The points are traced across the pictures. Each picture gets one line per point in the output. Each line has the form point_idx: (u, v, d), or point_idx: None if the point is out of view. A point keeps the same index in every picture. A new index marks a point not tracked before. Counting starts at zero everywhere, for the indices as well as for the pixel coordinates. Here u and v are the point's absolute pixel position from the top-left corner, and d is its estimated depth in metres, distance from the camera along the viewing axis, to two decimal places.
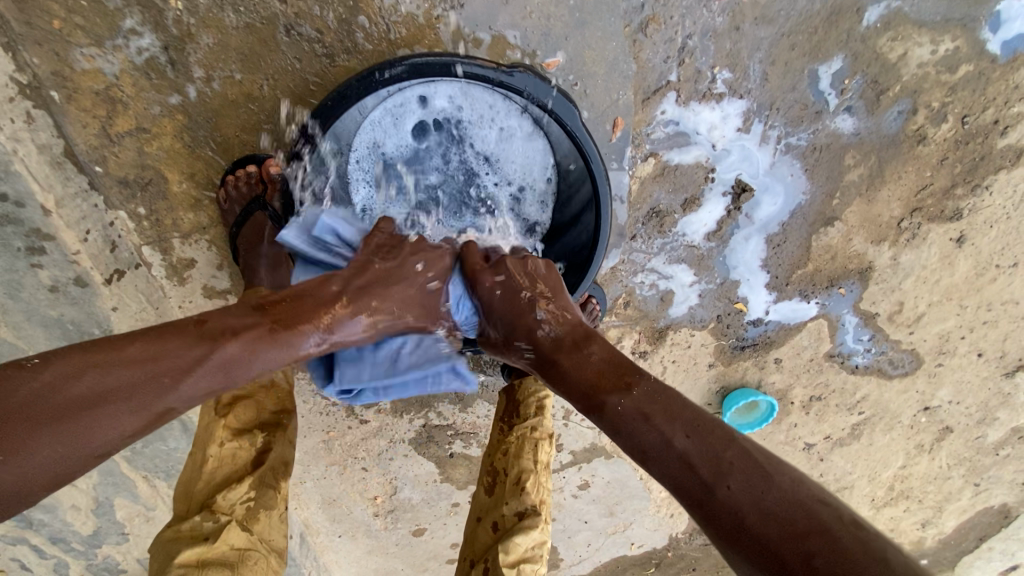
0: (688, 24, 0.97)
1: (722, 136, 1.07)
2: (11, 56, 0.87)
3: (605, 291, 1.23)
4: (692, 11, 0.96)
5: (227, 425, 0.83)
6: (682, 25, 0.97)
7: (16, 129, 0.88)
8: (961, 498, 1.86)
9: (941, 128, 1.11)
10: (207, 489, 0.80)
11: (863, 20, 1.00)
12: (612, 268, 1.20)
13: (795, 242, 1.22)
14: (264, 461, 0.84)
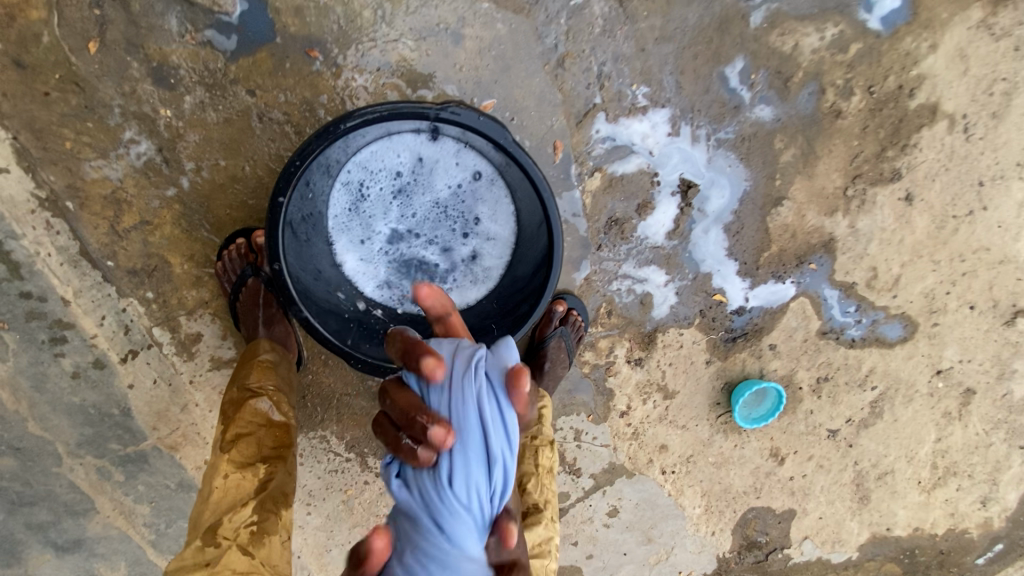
0: (599, 54, 1.13)
1: (656, 142, 1.19)
2: (31, 176, 1.02)
3: (585, 302, 1.30)
4: (599, 43, 1.12)
5: (230, 459, 0.92)
6: (594, 55, 1.13)
7: (38, 236, 1.03)
8: (1012, 465, 1.78)
9: (852, 101, 1.23)
10: (212, 516, 0.89)
11: (750, 24, 1.15)
12: (586, 278, 1.28)
13: (752, 227, 1.30)
14: (264, 489, 0.92)
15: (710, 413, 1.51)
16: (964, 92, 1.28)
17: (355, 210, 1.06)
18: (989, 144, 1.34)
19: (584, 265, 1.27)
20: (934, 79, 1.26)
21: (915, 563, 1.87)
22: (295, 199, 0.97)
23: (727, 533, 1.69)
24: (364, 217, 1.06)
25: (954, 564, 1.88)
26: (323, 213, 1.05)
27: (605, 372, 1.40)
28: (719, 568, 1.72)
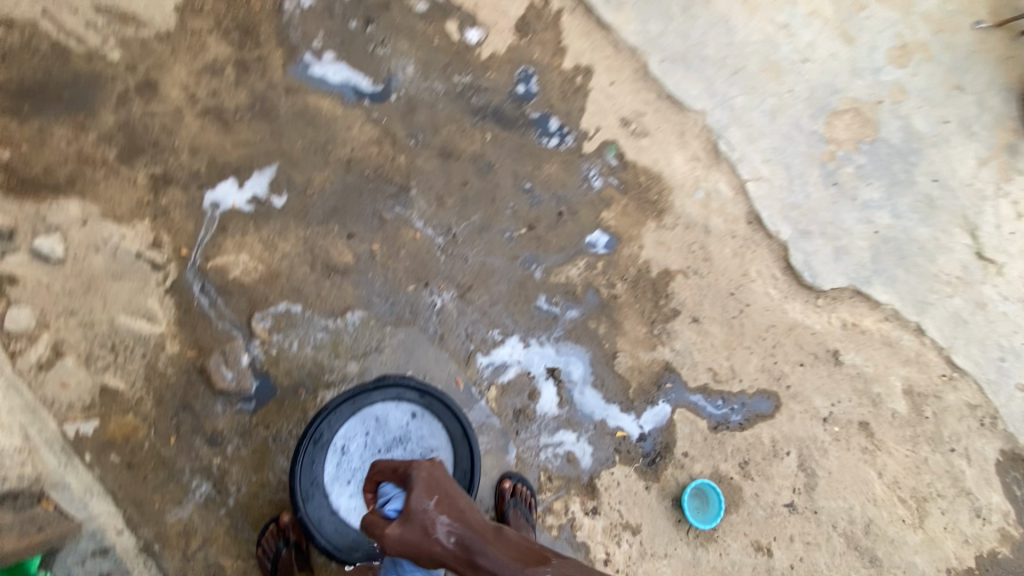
0: (461, 323, 1.89)
1: (519, 353, 1.90)
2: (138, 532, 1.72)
3: (527, 474, 1.81)
4: (459, 319, 1.90)
5: None
6: (460, 326, 1.89)
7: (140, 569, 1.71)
8: (965, 470, 2.12)
9: (619, 287, 2.05)
10: None
11: (536, 276, 1.99)
12: (520, 456, 1.82)
13: (609, 378, 1.93)
14: None
15: (679, 531, 1.85)
16: (679, 256, 2.14)
17: (343, 468, 1.61)
18: (716, 273, 2.15)
19: (513, 449, 1.83)
20: (657, 258, 2.12)
21: None
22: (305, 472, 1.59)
23: None
24: (351, 471, 1.62)
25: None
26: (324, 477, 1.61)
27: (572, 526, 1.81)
28: None
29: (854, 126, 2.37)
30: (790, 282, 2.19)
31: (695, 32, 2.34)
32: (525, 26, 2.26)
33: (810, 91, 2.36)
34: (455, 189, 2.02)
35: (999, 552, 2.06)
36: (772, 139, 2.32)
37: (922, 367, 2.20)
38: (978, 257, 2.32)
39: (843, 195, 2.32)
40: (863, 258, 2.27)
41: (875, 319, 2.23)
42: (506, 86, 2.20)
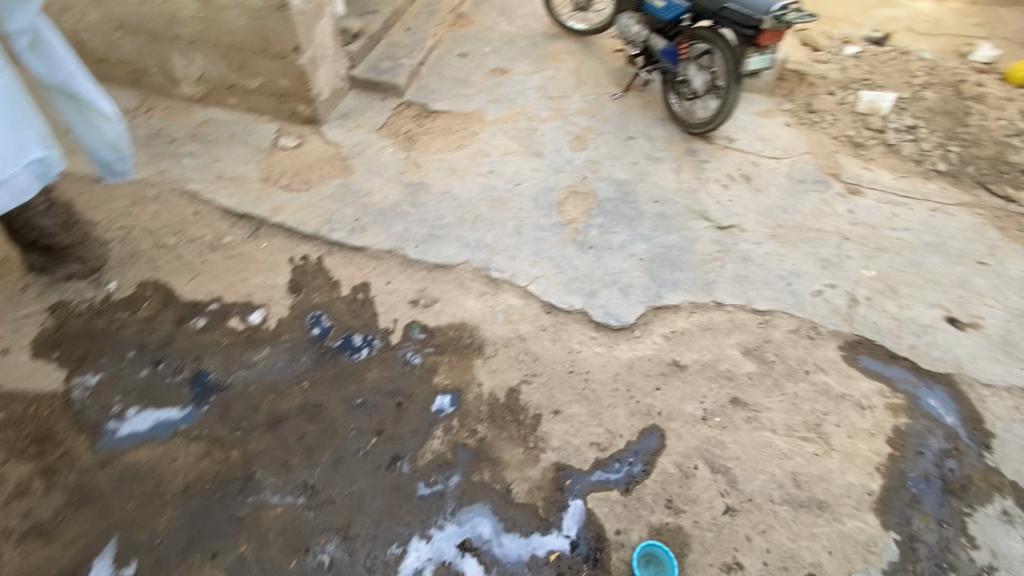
0: (359, 560, 1.88)
1: (427, 549, 1.91)
2: None
3: None
4: (355, 557, 1.89)
5: None
6: (359, 564, 1.88)
7: None
8: (828, 379, 2.40)
9: (480, 429, 2.20)
10: None
11: (405, 470, 2.08)
12: None
13: (515, 513, 1.99)
14: None
15: None
16: (513, 373, 2.39)
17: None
18: (549, 366, 2.44)
19: None
20: (497, 386, 2.35)
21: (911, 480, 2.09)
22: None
23: None
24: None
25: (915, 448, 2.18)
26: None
27: None
28: None
29: (575, 207, 3.19)
30: (607, 336, 2.57)
31: (430, 213, 3.07)
32: (297, 287, 2.70)
33: (531, 203, 3.18)
34: (295, 447, 2.14)
35: (902, 423, 2.25)
36: (528, 247, 2.93)
37: (743, 329, 2.60)
38: (710, 236, 3.08)
39: (602, 251, 2.94)
40: (644, 283, 2.80)
41: (684, 316, 2.66)
42: (303, 337, 2.50)
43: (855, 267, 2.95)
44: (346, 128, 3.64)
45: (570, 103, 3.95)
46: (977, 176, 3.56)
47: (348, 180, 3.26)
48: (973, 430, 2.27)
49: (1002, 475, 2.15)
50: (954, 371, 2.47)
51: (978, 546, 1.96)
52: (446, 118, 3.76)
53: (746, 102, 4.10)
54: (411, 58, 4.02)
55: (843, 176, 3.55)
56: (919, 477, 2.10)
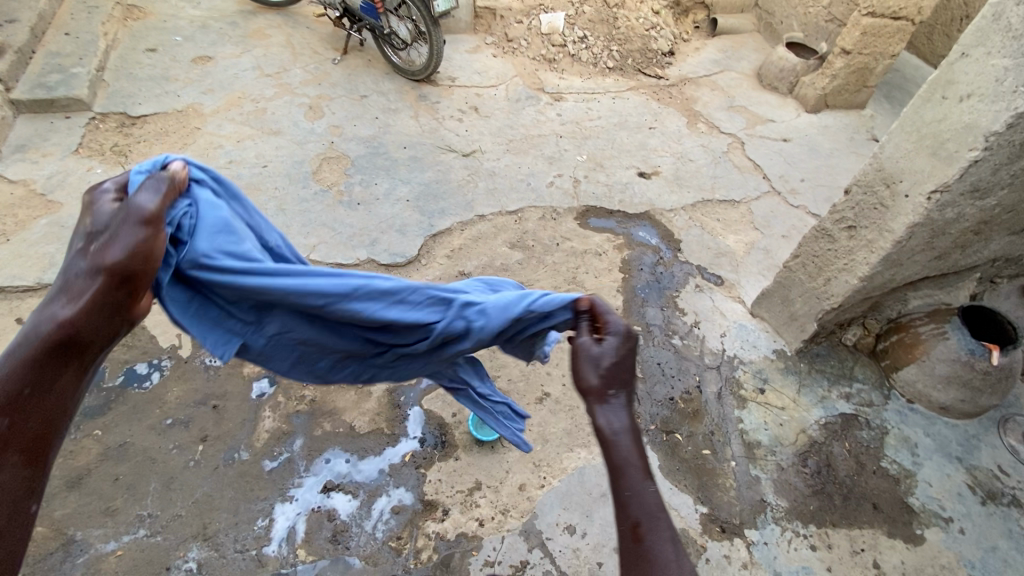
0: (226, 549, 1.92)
1: (293, 508, 2.03)
2: None
3: (384, 557, 1.93)
4: (220, 550, 1.91)
5: None
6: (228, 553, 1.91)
7: None
8: (573, 244, 3.06)
9: (307, 392, 2.32)
10: None
11: (244, 457, 2.12)
12: (365, 555, 1.93)
13: (364, 443, 2.20)
14: None
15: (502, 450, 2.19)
16: None
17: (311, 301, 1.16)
18: None
19: (357, 560, 1.92)
20: None
21: (638, 289, 2.86)
22: (229, 229, 1.15)
23: None
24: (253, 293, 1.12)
25: (637, 268, 2.96)
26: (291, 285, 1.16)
27: (444, 540, 1.98)
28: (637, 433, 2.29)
29: (332, 172, 3.29)
30: (398, 273, 2.82)
31: None
32: None
33: (286, 181, 3.17)
34: (113, 491, 2.00)
35: (626, 254, 3.03)
36: (297, 221, 2.96)
37: (504, 230, 3.10)
38: (459, 164, 3.48)
39: (370, 203, 3.13)
40: (416, 218, 3.09)
41: (458, 235, 3.05)
42: None
43: (572, 156, 3.66)
44: (29, 160, 3.07)
45: (293, 76, 3.90)
46: (635, 66, 4.59)
47: (59, 216, 2.83)
48: (669, 242, 3.14)
49: (692, 264, 3.02)
50: (650, 208, 3.33)
51: (686, 311, 2.76)
52: (156, 121, 3.41)
53: (456, 44, 4.55)
54: (84, 65, 3.49)
55: (547, 89, 4.26)
56: (644, 285, 2.88)
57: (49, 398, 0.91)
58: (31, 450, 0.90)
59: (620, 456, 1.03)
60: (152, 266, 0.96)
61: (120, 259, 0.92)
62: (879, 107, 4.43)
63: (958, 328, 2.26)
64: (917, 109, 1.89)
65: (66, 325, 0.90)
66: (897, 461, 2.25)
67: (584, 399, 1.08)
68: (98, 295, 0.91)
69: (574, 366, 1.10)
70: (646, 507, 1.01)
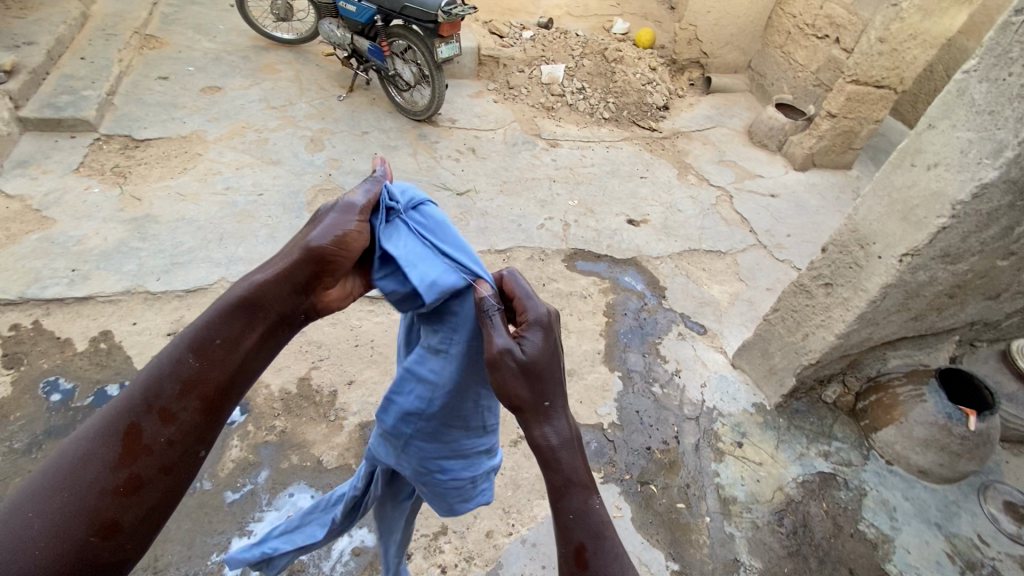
0: None
1: (250, 543, 1.96)
2: None
3: None
4: None
5: None
6: None
7: None
8: (558, 286, 3.08)
9: (278, 422, 2.29)
10: None
11: (206, 486, 2.07)
12: None
13: (330, 478, 2.15)
14: None
15: None
16: (299, 363, 2.49)
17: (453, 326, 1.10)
18: (333, 346, 2.60)
19: None
20: (286, 380, 2.43)
21: (621, 334, 2.87)
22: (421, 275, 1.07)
23: None
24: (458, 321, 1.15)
25: (620, 313, 2.98)
26: (454, 316, 1.08)
27: None
28: (610, 481, 2.25)
29: None
30: (382, 305, 2.83)
31: (168, 243, 2.90)
32: (14, 360, 2.34)
33: (280, 209, 3.23)
34: None
35: (611, 299, 3.05)
36: None
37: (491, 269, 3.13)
38: (452, 202, 3.55)
39: None
40: None
41: None
42: (40, 409, 2.22)
43: (564, 200, 3.74)
44: (29, 176, 3.12)
45: (297, 110, 4.02)
46: (630, 117, 4.76)
47: (51, 232, 2.85)
48: (654, 289, 3.16)
49: (676, 312, 3.03)
50: (637, 254, 3.38)
51: (668, 359, 2.75)
52: (159, 145, 3.50)
53: (460, 88, 4.73)
54: (96, 89, 3.60)
55: (543, 135, 4.40)
56: (627, 331, 2.89)
57: (233, 356, 0.81)
58: (210, 401, 0.80)
59: (570, 471, 0.88)
60: (347, 256, 0.88)
61: (321, 242, 0.85)
62: (864, 169, 4.57)
63: (935, 392, 2.25)
64: (889, 174, 1.96)
65: (257, 288, 0.83)
66: (874, 524, 2.20)
67: (520, 417, 0.88)
68: (294, 269, 0.84)
69: (498, 384, 0.86)
70: (590, 526, 0.88)
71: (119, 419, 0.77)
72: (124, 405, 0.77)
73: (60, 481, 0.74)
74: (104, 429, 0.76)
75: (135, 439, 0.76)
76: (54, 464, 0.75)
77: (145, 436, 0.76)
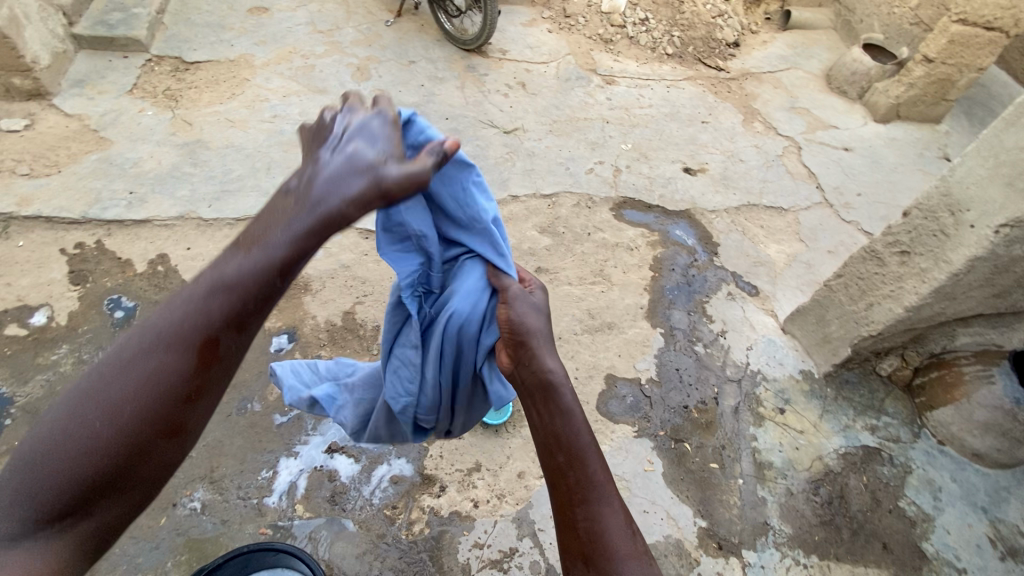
0: (229, 493, 1.99)
1: (296, 465, 2.08)
2: None
3: (375, 524, 1.96)
4: (225, 494, 1.99)
5: None
6: (231, 498, 1.98)
7: None
8: (606, 237, 2.97)
9: (325, 355, 2.36)
10: None
11: (259, 408, 2.19)
12: (358, 520, 1.97)
13: None
14: None
15: (506, 434, 2.20)
16: (343, 298, 2.54)
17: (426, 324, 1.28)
18: (376, 283, 2.62)
19: (351, 522, 1.96)
20: (330, 313, 2.49)
21: (666, 289, 2.78)
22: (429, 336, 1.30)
23: (608, 429, 2.25)
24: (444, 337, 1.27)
25: (666, 268, 2.86)
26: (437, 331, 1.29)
27: (438, 515, 1.99)
28: (644, 437, 2.24)
29: None
30: None
31: (217, 170, 2.92)
32: (80, 276, 2.47)
33: None
34: None
35: (658, 252, 2.93)
36: None
37: (536, 214, 3.04)
38: (499, 141, 3.41)
39: None
40: None
41: None
42: (105, 324, 2.36)
43: (617, 144, 3.53)
44: (86, 96, 3.17)
45: (344, 35, 3.87)
46: (696, 54, 4.36)
47: (109, 153, 2.92)
48: (706, 245, 3.01)
49: (727, 270, 2.89)
50: (690, 207, 3.20)
51: (714, 319, 2.66)
52: (207, 68, 3.45)
53: (512, 15, 4.43)
54: (146, 6, 3.55)
55: (599, 71, 4.10)
56: (674, 286, 2.79)
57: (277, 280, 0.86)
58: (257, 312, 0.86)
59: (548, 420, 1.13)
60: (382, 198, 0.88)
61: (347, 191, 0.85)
62: (956, 123, 4.10)
63: (1006, 374, 2.11)
64: (998, 133, 1.74)
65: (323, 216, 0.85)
66: (916, 503, 2.14)
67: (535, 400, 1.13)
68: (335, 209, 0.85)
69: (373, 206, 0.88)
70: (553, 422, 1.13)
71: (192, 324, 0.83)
72: (178, 319, 0.82)
73: (128, 399, 0.80)
74: (163, 341, 0.81)
75: (208, 350, 0.83)
76: (126, 378, 0.80)
77: (212, 350, 0.84)
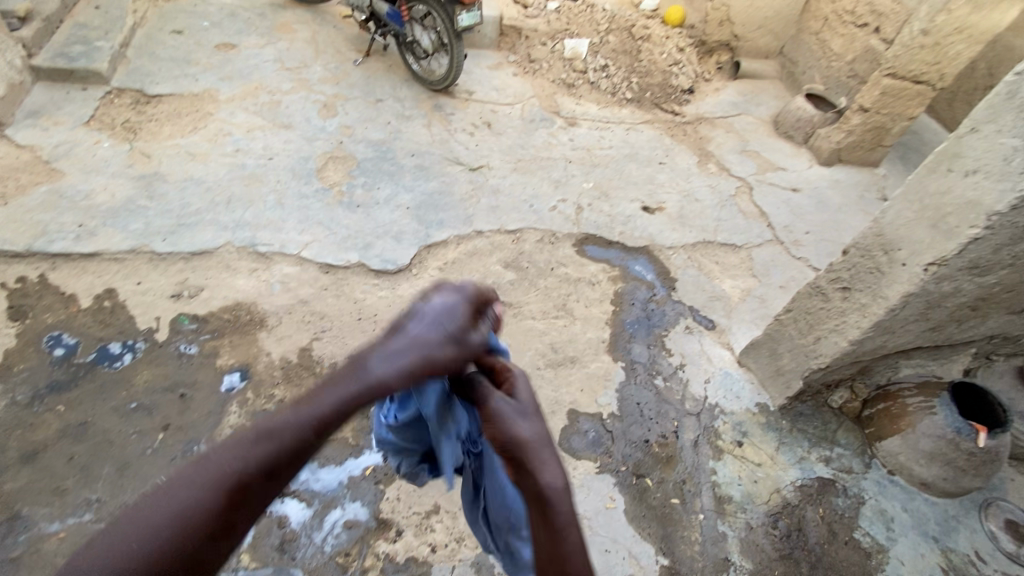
0: None
1: None
2: None
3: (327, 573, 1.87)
4: None
5: None
6: None
7: None
8: (569, 272, 3.02)
9: (279, 393, 2.29)
10: None
11: (206, 451, 2.09)
12: (309, 570, 1.87)
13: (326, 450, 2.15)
14: None
15: None
16: (301, 334, 2.49)
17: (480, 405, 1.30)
18: (336, 318, 2.58)
19: (301, 572, 1.87)
20: (287, 350, 2.42)
21: (626, 324, 2.82)
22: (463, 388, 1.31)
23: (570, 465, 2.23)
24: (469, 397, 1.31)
25: (626, 303, 2.92)
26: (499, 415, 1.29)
27: (393, 562, 1.91)
28: (606, 474, 2.23)
29: (336, 171, 3.28)
30: (387, 280, 2.79)
31: (175, 203, 2.86)
32: (19, 312, 2.35)
33: (289, 174, 3.17)
34: (66, 471, 1.97)
35: (619, 287, 2.99)
36: (294, 217, 2.95)
37: (500, 249, 3.07)
38: (464, 178, 3.47)
39: (369, 207, 3.11)
40: (414, 227, 3.07)
41: (453, 248, 3.03)
42: (43, 363, 2.23)
43: (579, 182, 3.64)
44: (40, 127, 3.09)
45: (312, 72, 3.92)
46: (654, 99, 4.59)
47: (60, 185, 2.83)
48: (664, 280, 3.10)
49: (685, 305, 2.97)
50: (649, 243, 3.30)
51: (673, 353, 2.71)
52: (168, 101, 3.43)
53: (479, 59, 4.59)
54: (108, 39, 3.53)
55: (562, 113, 4.26)
56: (634, 321, 2.84)
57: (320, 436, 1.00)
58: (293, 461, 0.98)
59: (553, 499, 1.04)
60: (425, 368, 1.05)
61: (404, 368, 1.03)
62: (892, 167, 4.41)
63: (946, 405, 2.18)
64: (921, 178, 1.86)
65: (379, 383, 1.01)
66: (870, 533, 2.18)
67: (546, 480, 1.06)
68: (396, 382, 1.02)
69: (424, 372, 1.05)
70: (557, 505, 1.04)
71: (221, 474, 0.94)
72: (238, 460, 0.94)
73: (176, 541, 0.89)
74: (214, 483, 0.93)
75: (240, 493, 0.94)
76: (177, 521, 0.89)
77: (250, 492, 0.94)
